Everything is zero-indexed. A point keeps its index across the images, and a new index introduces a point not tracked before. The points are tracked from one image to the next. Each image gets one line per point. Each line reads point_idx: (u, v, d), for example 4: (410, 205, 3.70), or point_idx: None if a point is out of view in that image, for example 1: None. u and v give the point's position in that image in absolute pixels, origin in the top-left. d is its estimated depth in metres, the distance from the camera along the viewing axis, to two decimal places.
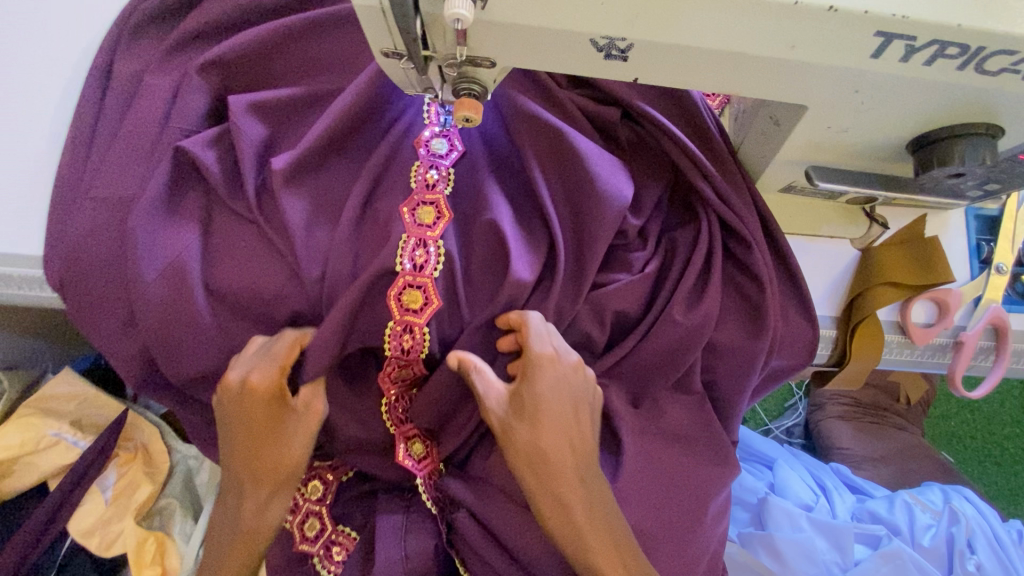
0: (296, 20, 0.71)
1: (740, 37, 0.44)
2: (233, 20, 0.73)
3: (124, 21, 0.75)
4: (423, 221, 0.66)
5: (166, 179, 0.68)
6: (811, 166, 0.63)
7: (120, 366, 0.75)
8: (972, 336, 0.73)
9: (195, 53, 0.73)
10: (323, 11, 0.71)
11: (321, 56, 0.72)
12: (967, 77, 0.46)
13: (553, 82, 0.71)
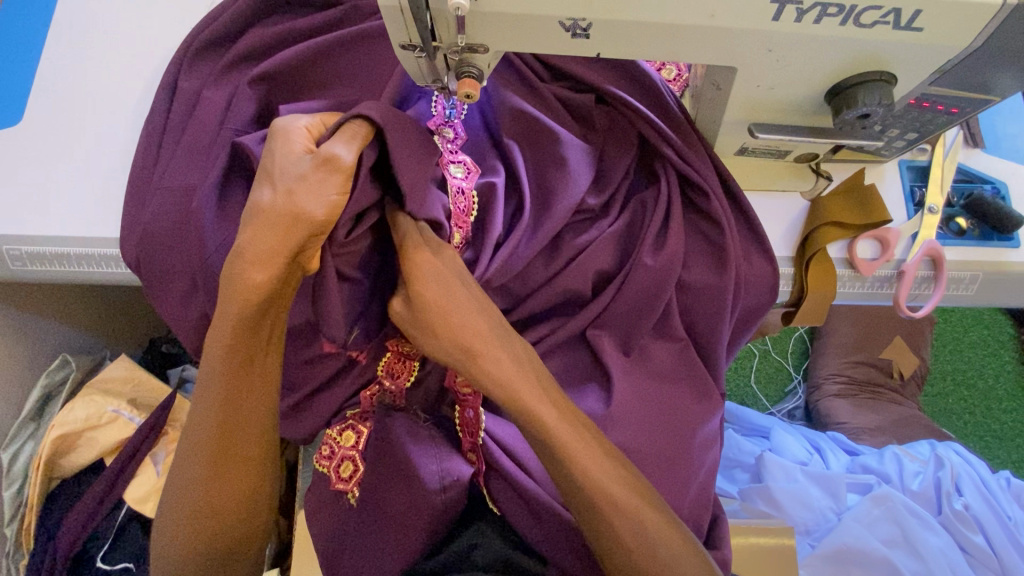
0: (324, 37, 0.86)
1: (672, 10, 0.59)
2: (272, 42, 0.88)
3: (183, 49, 0.91)
4: (458, 174, 0.78)
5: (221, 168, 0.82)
6: (753, 124, 0.76)
7: (179, 332, 0.87)
8: (911, 266, 0.85)
9: (242, 69, 0.88)
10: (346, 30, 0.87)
11: (344, 66, 0.87)
12: (849, 31, 0.61)
13: (536, 77, 0.85)
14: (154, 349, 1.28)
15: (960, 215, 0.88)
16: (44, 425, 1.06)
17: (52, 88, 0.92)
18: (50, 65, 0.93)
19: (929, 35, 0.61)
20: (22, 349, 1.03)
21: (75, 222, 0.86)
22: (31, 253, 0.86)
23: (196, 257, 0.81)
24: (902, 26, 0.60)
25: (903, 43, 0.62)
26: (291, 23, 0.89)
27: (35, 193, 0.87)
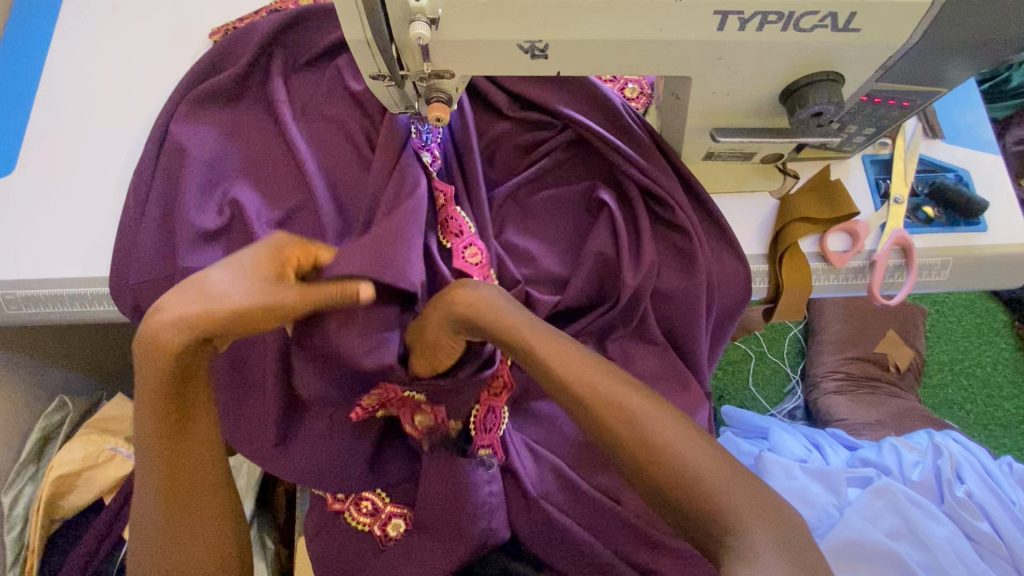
0: (306, 84, 0.92)
1: (622, 27, 0.62)
2: (253, 84, 0.92)
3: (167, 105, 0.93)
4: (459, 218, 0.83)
5: (204, 201, 0.85)
6: (715, 129, 0.79)
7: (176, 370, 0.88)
8: (881, 256, 0.87)
9: (222, 108, 0.91)
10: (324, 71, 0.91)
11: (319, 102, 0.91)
12: (793, 35, 0.64)
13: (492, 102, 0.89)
14: None
15: (926, 203, 0.91)
16: (44, 467, 1.07)
17: (41, 136, 0.96)
18: (40, 117, 0.97)
19: (868, 35, 0.64)
20: (19, 394, 1.04)
21: (68, 265, 0.88)
22: (26, 297, 0.88)
23: None
24: (841, 28, 0.63)
25: (845, 44, 0.65)
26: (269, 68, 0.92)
27: (29, 239, 0.90)
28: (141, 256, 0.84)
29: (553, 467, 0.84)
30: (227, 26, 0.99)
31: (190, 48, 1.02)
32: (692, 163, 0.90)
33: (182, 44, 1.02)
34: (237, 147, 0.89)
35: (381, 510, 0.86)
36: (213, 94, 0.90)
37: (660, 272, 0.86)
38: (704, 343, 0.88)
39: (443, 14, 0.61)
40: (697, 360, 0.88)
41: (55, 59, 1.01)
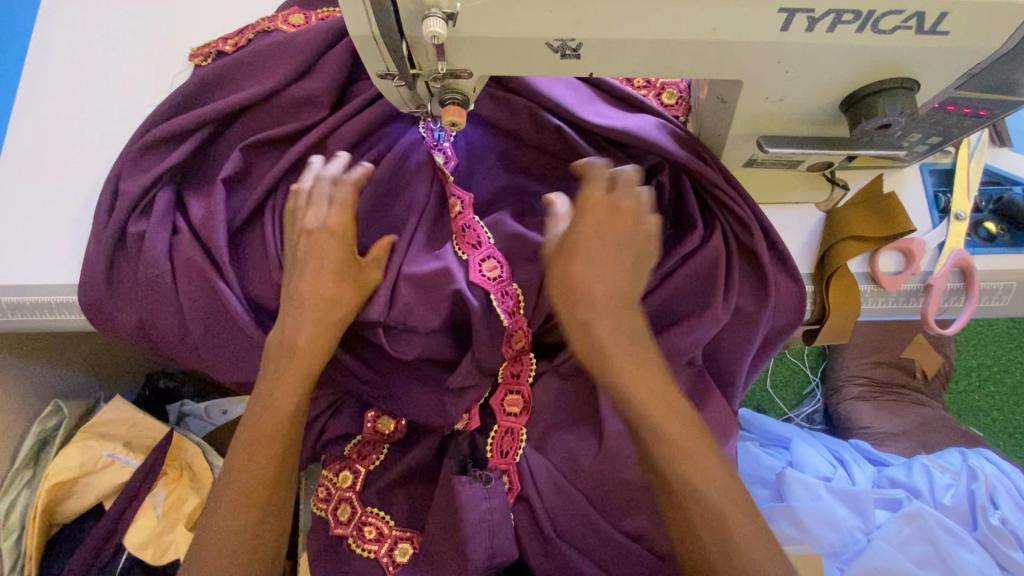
0: (289, 72, 0.82)
1: (668, 26, 0.54)
2: (243, 83, 0.85)
3: (149, 124, 0.86)
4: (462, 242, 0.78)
5: (201, 220, 0.82)
6: (762, 136, 0.70)
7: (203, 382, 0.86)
8: (939, 280, 0.79)
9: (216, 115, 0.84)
10: (315, 56, 0.82)
11: (309, 97, 0.82)
12: (868, 38, 0.55)
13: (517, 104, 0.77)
14: (151, 386, 1.26)
15: (989, 220, 0.82)
16: (40, 473, 1.04)
17: (27, 134, 0.90)
18: (26, 113, 0.91)
19: (956, 39, 0.55)
20: (12, 400, 1.01)
21: (59, 272, 0.84)
22: (14, 303, 0.84)
23: (196, 322, 0.81)
24: (926, 30, 0.54)
25: (927, 48, 0.56)
26: (258, 66, 0.85)
27: (18, 243, 0.85)
28: (169, 310, 0.82)
29: (574, 504, 0.78)
30: (208, 47, 0.90)
31: (182, 44, 0.95)
32: (733, 169, 0.81)
33: (174, 39, 0.95)
34: (234, 177, 0.83)
35: (387, 535, 0.81)
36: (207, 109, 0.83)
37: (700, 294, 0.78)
38: (745, 367, 0.82)
39: (462, 9, 0.53)
40: (733, 385, 0.83)
41: (40, 49, 0.95)
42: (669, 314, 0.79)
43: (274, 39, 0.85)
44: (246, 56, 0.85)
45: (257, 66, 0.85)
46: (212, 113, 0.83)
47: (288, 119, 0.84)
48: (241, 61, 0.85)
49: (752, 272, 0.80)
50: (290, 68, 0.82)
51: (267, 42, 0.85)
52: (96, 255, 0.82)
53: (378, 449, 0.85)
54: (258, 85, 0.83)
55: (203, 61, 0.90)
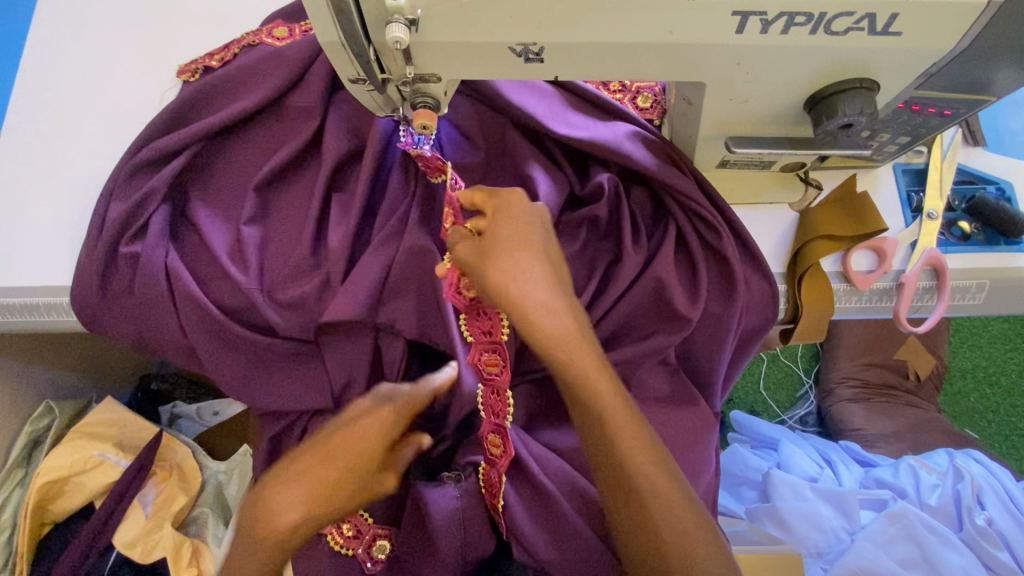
0: (273, 80, 0.84)
1: (625, 30, 0.55)
2: (228, 91, 0.88)
3: (144, 139, 0.87)
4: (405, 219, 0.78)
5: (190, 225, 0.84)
6: (730, 137, 0.72)
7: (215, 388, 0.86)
8: (911, 278, 0.79)
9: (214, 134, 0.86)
10: (296, 64, 0.84)
11: (298, 109, 0.85)
12: (823, 39, 0.56)
13: (488, 105, 0.82)
14: (144, 387, 1.28)
15: (962, 219, 0.83)
16: (31, 472, 1.06)
17: (18, 140, 0.92)
18: (18, 121, 0.93)
19: (910, 39, 0.56)
20: (3, 400, 1.03)
21: (48, 275, 0.86)
22: (3, 304, 0.86)
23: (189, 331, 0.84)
24: (879, 31, 0.55)
25: (882, 48, 0.57)
26: (244, 76, 0.87)
27: (8, 246, 0.87)
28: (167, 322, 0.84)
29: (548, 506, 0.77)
30: (196, 63, 0.93)
31: (170, 54, 0.97)
32: (706, 170, 0.83)
33: (162, 49, 0.97)
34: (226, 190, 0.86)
35: (365, 531, 0.81)
36: (201, 127, 0.85)
37: (674, 300, 0.78)
38: (722, 368, 0.83)
39: (424, 14, 0.55)
40: (710, 386, 0.85)
41: (31, 59, 0.97)
42: (647, 310, 0.80)
43: (262, 53, 0.87)
44: (233, 66, 0.88)
45: (244, 81, 0.87)
46: (202, 129, 0.85)
47: (278, 133, 0.87)
48: (226, 70, 0.87)
49: (720, 274, 0.80)
50: (274, 77, 0.85)
51: (258, 54, 0.87)
52: (89, 261, 0.85)
53: None
54: (251, 99, 0.85)
55: (190, 78, 0.92)
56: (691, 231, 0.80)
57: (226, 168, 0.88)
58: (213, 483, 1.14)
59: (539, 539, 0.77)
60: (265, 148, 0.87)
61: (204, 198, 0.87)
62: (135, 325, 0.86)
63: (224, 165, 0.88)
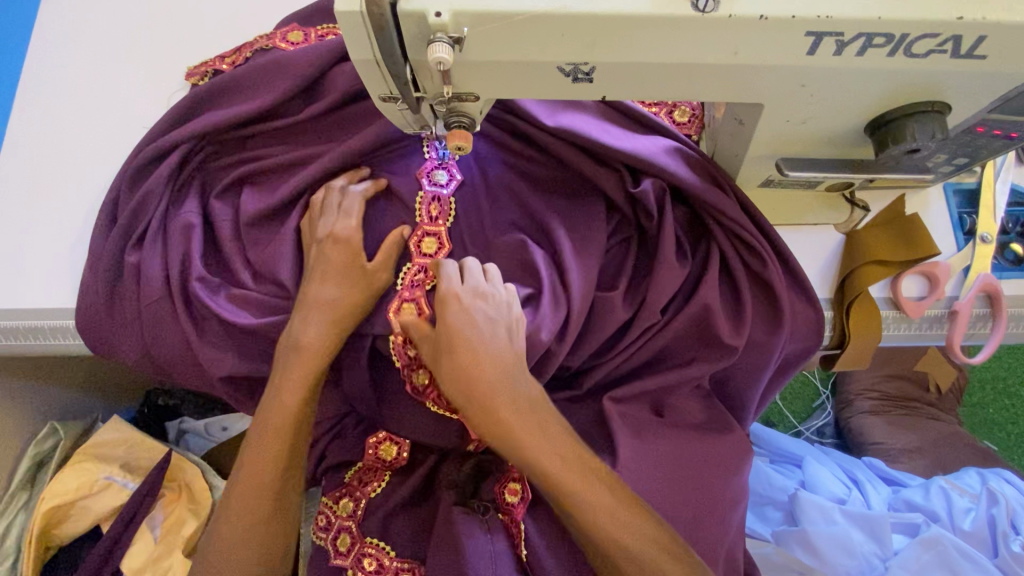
0: (287, 87, 0.80)
1: (686, 51, 0.51)
2: (239, 99, 0.83)
3: (148, 141, 0.84)
4: (427, 251, 0.75)
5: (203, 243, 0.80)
6: (782, 158, 0.68)
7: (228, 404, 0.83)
8: (966, 305, 0.76)
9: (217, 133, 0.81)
10: (312, 70, 0.80)
11: (313, 120, 0.81)
12: (899, 62, 0.52)
13: (513, 120, 0.77)
14: (150, 402, 1.24)
15: (1016, 242, 0.79)
16: (36, 495, 1.02)
17: (21, 152, 0.88)
18: (22, 131, 0.89)
19: (994, 62, 0.52)
20: (7, 421, 0.99)
21: (55, 295, 0.82)
22: (7, 327, 0.82)
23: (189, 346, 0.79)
24: (962, 54, 0.51)
25: (962, 72, 0.53)
26: (255, 82, 0.82)
27: (12, 265, 0.83)
28: (169, 336, 0.79)
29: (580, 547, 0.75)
30: (205, 65, 0.88)
31: (179, 63, 0.93)
32: (748, 189, 0.78)
33: (171, 57, 0.93)
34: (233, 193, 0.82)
35: (388, 566, 0.78)
36: (198, 126, 0.81)
37: (719, 329, 0.75)
38: (759, 393, 0.80)
39: (470, 33, 0.50)
40: (745, 411, 0.82)
41: (33, 65, 0.93)
42: (689, 337, 0.77)
43: (273, 56, 0.82)
44: (244, 71, 0.83)
45: (253, 83, 0.82)
46: (204, 127, 0.81)
47: (289, 135, 0.82)
48: (239, 78, 0.83)
49: (765, 300, 0.76)
50: (289, 84, 0.80)
51: (269, 58, 0.82)
52: (95, 280, 0.80)
53: (381, 477, 0.83)
54: (257, 101, 0.81)
55: (200, 81, 0.87)
56: (736, 258, 0.76)
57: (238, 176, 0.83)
58: None
59: None
60: (274, 151, 0.82)
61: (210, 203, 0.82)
62: (139, 342, 0.81)
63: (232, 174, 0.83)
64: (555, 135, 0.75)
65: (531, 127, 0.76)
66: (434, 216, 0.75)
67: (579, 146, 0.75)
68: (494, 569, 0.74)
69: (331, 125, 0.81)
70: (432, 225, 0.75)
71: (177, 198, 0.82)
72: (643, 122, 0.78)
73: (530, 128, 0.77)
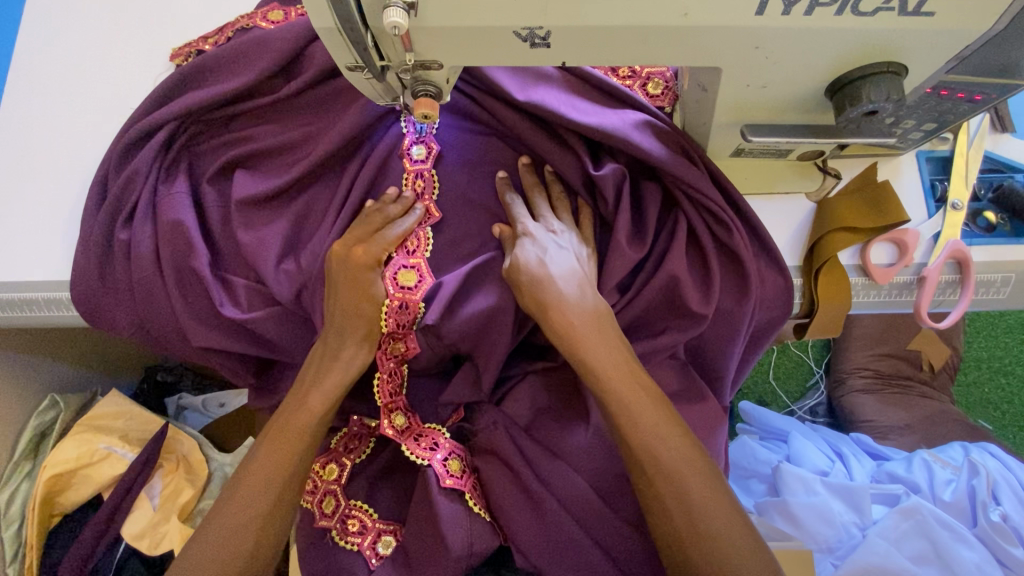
0: (267, 64, 0.81)
1: (636, 13, 0.52)
2: (221, 78, 0.85)
3: (135, 120, 0.86)
4: (406, 284, 0.76)
5: (191, 216, 0.82)
6: (746, 125, 0.68)
7: (221, 371, 0.86)
8: (934, 271, 0.77)
9: (202, 112, 0.84)
10: (290, 47, 0.81)
11: (294, 97, 0.83)
12: (848, 21, 0.53)
13: (482, 96, 0.79)
14: (150, 378, 1.28)
15: (988, 209, 0.80)
16: (39, 464, 1.06)
17: (12, 133, 0.91)
18: (13, 112, 0.92)
19: (943, 19, 0.53)
20: (10, 392, 1.03)
21: (48, 268, 0.85)
22: (3, 299, 0.85)
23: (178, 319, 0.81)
24: (910, 11, 0.52)
25: (912, 30, 0.54)
26: (237, 62, 0.84)
27: (8, 239, 0.86)
28: (158, 308, 0.82)
29: (550, 512, 0.78)
30: (189, 46, 0.90)
31: (165, 44, 0.94)
32: (720, 159, 0.80)
33: (156, 38, 0.95)
34: (219, 171, 0.84)
35: (370, 527, 0.81)
36: (182, 104, 0.83)
37: (688, 300, 0.76)
38: (731, 363, 0.81)
39: None
40: (717, 379, 0.83)
41: (23, 49, 0.95)
42: (660, 307, 0.79)
43: (252, 35, 0.84)
44: (226, 49, 0.84)
45: (235, 62, 0.84)
46: (188, 107, 0.83)
47: (270, 113, 0.84)
48: (222, 56, 0.84)
49: (733, 271, 0.78)
50: (269, 62, 0.82)
51: (249, 37, 0.84)
52: (86, 253, 0.83)
53: (365, 444, 0.86)
54: (239, 78, 0.83)
55: (184, 61, 0.90)
56: (704, 229, 0.77)
57: (221, 153, 0.85)
58: (219, 475, 1.13)
59: (533, 541, 0.77)
60: (257, 129, 0.84)
61: (198, 180, 0.85)
62: (130, 315, 0.84)
63: (216, 152, 0.85)
64: (524, 109, 0.77)
65: (500, 102, 0.78)
66: (404, 284, 0.76)
67: (547, 123, 0.77)
68: (471, 526, 0.77)
69: (311, 102, 0.83)
70: (411, 257, 0.77)
71: (165, 176, 0.84)
72: (611, 98, 0.79)
73: (499, 104, 0.78)
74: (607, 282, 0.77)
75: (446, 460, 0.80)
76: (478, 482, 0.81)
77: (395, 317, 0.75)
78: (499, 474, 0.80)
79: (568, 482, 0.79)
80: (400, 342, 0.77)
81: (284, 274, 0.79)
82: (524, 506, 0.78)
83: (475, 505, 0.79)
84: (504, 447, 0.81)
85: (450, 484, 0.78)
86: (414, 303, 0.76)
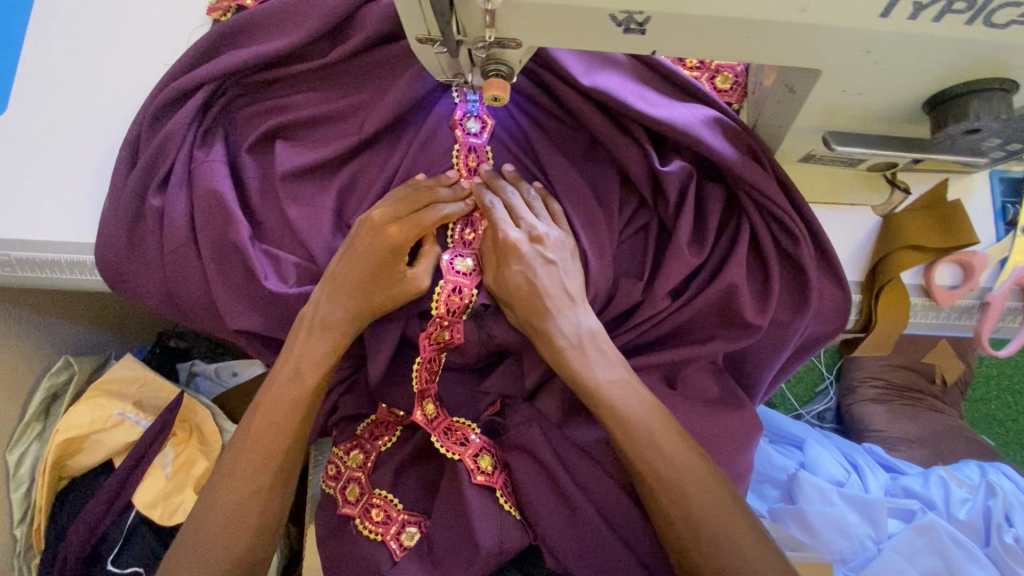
0: (315, 25, 0.76)
1: (750, 6, 0.48)
2: (263, 38, 0.79)
3: (169, 76, 0.81)
4: (461, 269, 0.73)
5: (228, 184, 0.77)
6: (829, 132, 0.64)
7: (249, 349, 0.83)
8: (999, 297, 0.74)
9: (242, 73, 0.78)
10: (341, 9, 0.76)
11: (342, 64, 0.77)
12: (975, 31, 0.49)
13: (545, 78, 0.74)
14: (161, 344, 1.25)
15: None
16: (50, 426, 1.04)
17: (37, 81, 0.85)
18: (36, 58, 0.86)
19: None
20: (23, 352, 0.99)
21: (72, 229, 0.81)
22: (23, 259, 0.81)
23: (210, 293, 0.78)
24: None
25: None
26: (280, 21, 0.78)
27: (30, 195, 0.81)
28: (188, 280, 0.78)
29: (582, 513, 0.76)
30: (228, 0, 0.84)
31: None
32: (787, 163, 0.76)
33: None
34: (258, 139, 0.79)
35: (394, 518, 0.78)
36: (221, 62, 0.78)
37: (743, 310, 0.73)
38: (773, 374, 0.79)
39: None
40: (756, 388, 0.81)
41: None
42: (711, 314, 0.76)
43: None
44: (270, 6, 0.79)
45: (279, 20, 0.78)
46: (228, 67, 0.77)
47: (314, 79, 0.79)
48: (265, 13, 0.79)
49: (793, 283, 0.75)
50: (317, 23, 0.76)
51: None
52: (114, 216, 0.78)
53: (391, 431, 0.83)
54: (282, 39, 0.77)
55: (222, 17, 0.84)
56: (768, 236, 0.74)
57: (259, 119, 0.80)
58: None
59: (565, 542, 0.76)
60: (299, 96, 0.79)
61: (236, 147, 0.80)
62: (158, 284, 0.80)
63: (253, 117, 0.80)
64: (588, 94, 0.72)
65: (563, 84, 0.73)
66: (463, 270, 0.72)
67: (612, 112, 0.73)
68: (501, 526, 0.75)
69: (359, 70, 0.78)
70: (469, 248, 0.73)
71: (199, 139, 0.79)
72: (680, 90, 0.75)
73: (563, 86, 0.73)
74: (661, 285, 0.73)
75: (475, 459, 0.77)
76: (507, 479, 0.79)
77: (445, 301, 0.72)
78: (532, 473, 0.77)
79: (601, 484, 0.78)
80: (445, 330, 0.74)
81: (325, 255, 0.75)
82: (556, 506, 0.77)
83: (506, 504, 0.77)
84: (535, 444, 0.78)
85: (480, 480, 0.76)
86: (468, 290, 0.73)
